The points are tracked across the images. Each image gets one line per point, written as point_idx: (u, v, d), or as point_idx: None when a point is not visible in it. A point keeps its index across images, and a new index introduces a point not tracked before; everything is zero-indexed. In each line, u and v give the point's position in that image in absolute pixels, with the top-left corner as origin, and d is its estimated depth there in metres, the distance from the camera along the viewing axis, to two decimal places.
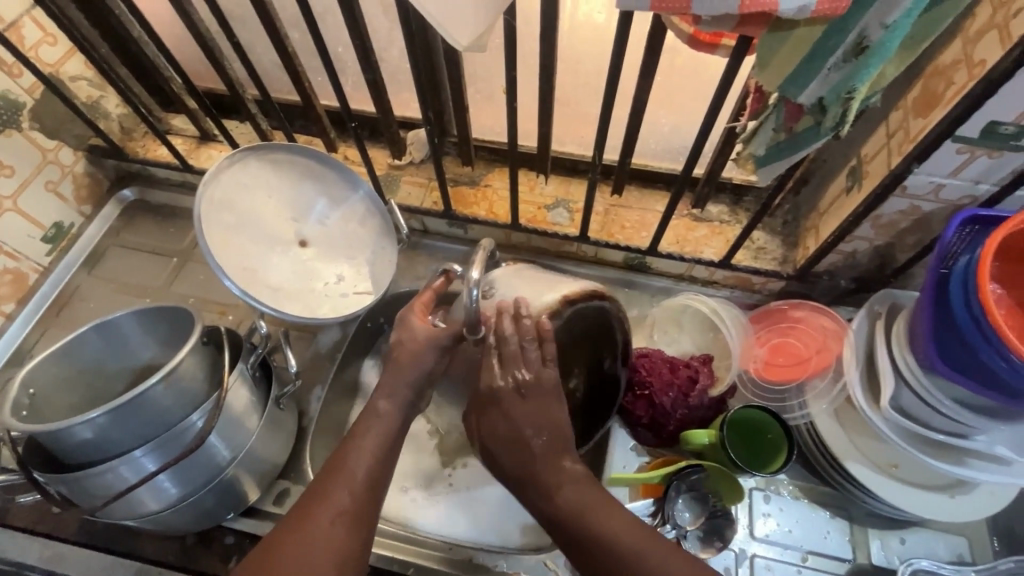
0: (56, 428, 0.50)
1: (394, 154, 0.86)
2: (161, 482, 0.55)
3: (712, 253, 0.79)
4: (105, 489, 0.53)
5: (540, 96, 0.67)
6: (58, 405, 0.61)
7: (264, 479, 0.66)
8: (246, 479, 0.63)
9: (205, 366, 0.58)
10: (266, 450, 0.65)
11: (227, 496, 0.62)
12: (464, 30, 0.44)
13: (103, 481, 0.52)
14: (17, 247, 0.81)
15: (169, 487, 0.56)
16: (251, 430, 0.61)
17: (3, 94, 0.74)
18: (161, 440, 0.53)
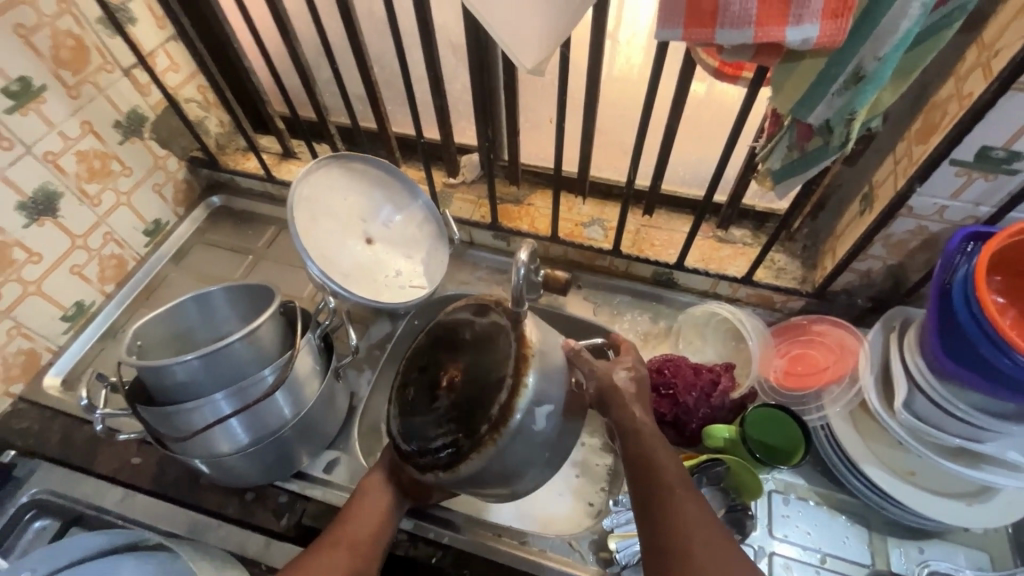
0: (158, 367, 0.59)
1: (449, 174, 0.98)
2: (233, 426, 0.63)
3: (735, 270, 0.86)
4: (189, 426, 0.61)
5: (585, 123, 0.78)
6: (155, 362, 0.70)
7: (319, 444, 0.74)
8: (305, 438, 0.71)
9: (279, 332, 0.67)
10: (324, 417, 0.72)
11: (286, 450, 0.69)
12: (528, 55, 0.55)
13: (188, 418, 0.60)
14: (124, 236, 0.93)
15: (240, 432, 0.64)
16: (311, 392, 0.68)
17: (134, 109, 0.89)
18: (237, 388, 0.61)
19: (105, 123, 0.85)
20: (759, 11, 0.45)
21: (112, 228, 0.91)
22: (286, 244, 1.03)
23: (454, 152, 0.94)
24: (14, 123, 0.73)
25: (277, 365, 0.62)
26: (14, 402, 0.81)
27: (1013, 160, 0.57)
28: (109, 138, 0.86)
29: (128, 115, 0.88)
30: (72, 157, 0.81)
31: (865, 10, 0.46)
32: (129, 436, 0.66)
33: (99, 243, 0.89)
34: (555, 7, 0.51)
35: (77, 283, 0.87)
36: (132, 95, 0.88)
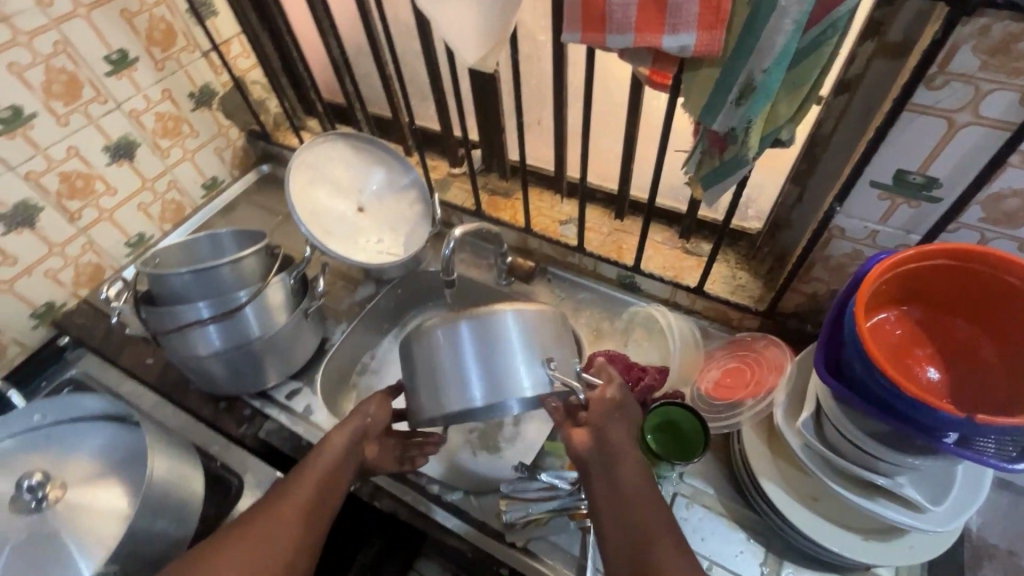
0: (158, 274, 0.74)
1: (451, 164, 1.08)
2: (209, 335, 0.76)
3: (692, 281, 0.88)
4: (175, 328, 0.75)
5: (555, 124, 0.85)
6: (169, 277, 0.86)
7: (284, 372, 0.86)
8: (269, 362, 0.83)
9: (260, 268, 0.81)
10: (289, 348, 0.85)
11: (252, 368, 0.82)
12: (469, 52, 0.64)
13: (175, 321, 0.75)
14: (185, 186, 1.14)
15: (214, 342, 0.77)
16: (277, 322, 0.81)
17: (206, 84, 1.10)
18: (214, 302, 0.75)
19: (182, 93, 1.06)
20: (637, 17, 0.50)
21: (176, 178, 1.11)
22: None
23: (456, 145, 1.05)
24: (111, 84, 0.94)
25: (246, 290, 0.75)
26: (78, 303, 1.02)
27: (930, 187, 0.56)
28: (183, 105, 1.07)
29: (201, 89, 1.09)
30: (151, 117, 1.02)
31: (744, 24, 0.50)
32: (135, 332, 0.82)
33: (163, 188, 1.09)
34: (487, 10, 0.60)
35: (141, 217, 1.08)
36: (206, 73, 1.09)
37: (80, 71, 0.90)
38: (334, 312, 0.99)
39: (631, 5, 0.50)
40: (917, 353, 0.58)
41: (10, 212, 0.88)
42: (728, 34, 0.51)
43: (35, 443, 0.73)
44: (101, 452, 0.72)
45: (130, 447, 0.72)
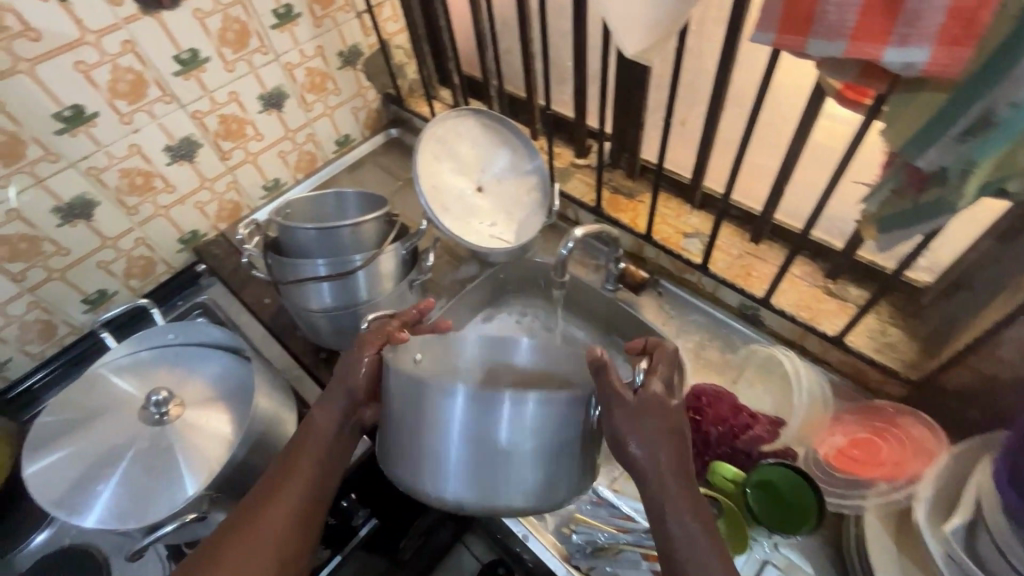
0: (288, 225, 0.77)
1: (576, 154, 1.03)
2: (322, 290, 0.79)
3: (830, 327, 0.77)
4: (294, 277, 0.79)
5: (705, 129, 0.77)
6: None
7: None
8: None
9: (378, 234, 0.82)
10: None
11: (354, 328, 0.84)
12: (632, 42, 0.58)
13: (295, 272, 0.78)
14: (321, 140, 1.19)
15: (325, 297, 0.80)
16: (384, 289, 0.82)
17: (355, 44, 1.13)
18: (333, 260, 0.77)
19: (333, 51, 1.10)
20: (857, 24, 0.42)
21: (314, 132, 1.17)
22: None
23: (586, 135, 1.00)
24: (274, 36, 1.00)
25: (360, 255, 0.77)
26: (217, 235, 1.12)
27: None
28: (331, 62, 1.11)
29: (349, 49, 1.13)
30: (302, 71, 1.07)
31: (1001, 45, 0.40)
32: (260, 275, 0.87)
33: (302, 139, 1.15)
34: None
35: (279, 164, 1.15)
36: (357, 33, 1.12)
37: (251, 22, 0.95)
38: (436, 286, 0.99)
39: (852, 8, 0.41)
40: None
41: (176, 145, 0.97)
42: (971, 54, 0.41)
43: (166, 358, 0.81)
44: (215, 379, 0.78)
45: (241, 380, 0.78)
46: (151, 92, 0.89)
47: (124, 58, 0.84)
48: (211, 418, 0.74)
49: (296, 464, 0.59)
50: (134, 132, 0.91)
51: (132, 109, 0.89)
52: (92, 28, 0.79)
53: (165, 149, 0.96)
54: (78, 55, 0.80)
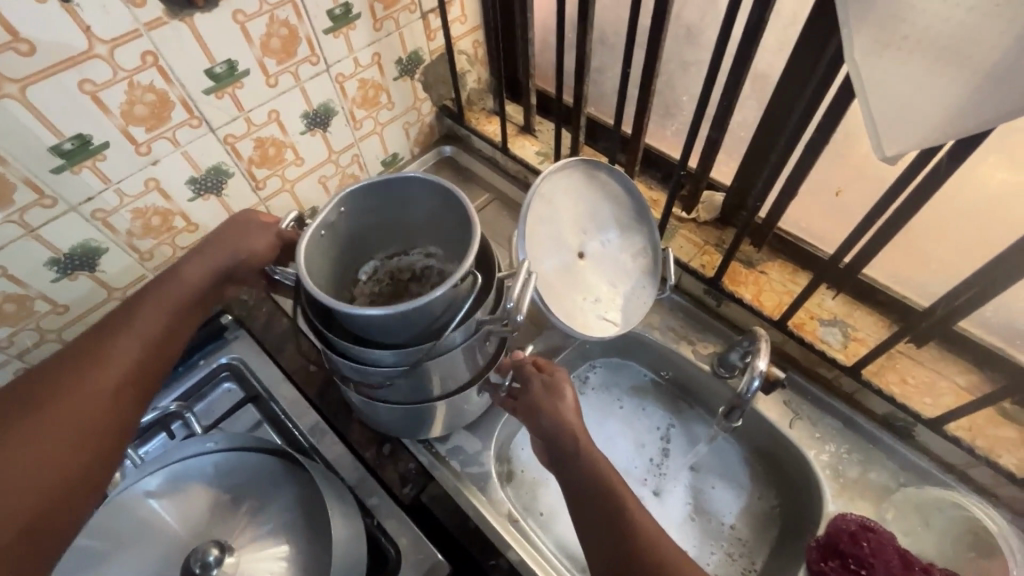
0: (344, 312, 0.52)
1: (683, 207, 0.88)
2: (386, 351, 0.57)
3: (1013, 462, 0.65)
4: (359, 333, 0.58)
5: (893, 219, 0.62)
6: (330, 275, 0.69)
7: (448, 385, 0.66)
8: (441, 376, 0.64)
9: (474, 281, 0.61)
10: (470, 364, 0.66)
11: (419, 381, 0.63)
12: (896, 141, 0.43)
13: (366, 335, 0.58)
14: (367, 161, 1.00)
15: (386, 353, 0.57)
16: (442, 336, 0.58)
17: (416, 50, 0.93)
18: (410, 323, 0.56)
19: (391, 58, 0.90)
20: None
21: (360, 153, 0.98)
22: (494, 216, 1.03)
23: (701, 187, 0.84)
24: (327, 42, 0.80)
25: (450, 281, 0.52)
26: None
27: None
28: (388, 72, 0.91)
29: (409, 56, 0.93)
30: (355, 83, 0.88)
31: None
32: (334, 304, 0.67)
33: (346, 162, 0.96)
34: (980, 96, 0.38)
35: (318, 191, 0.96)
36: (420, 37, 0.92)
37: (301, 25, 0.75)
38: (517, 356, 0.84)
39: None
40: None
41: (202, 177, 0.77)
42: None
43: (208, 473, 0.67)
44: (274, 511, 0.65)
45: (309, 517, 0.64)
46: (175, 114, 0.70)
47: (144, 74, 0.64)
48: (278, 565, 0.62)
49: (136, 312, 0.59)
50: (152, 164, 0.71)
51: (150, 136, 0.69)
52: (103, 36, 0.59)
53: (188, 182, 0.76)
54: (84, 71, 0.60)
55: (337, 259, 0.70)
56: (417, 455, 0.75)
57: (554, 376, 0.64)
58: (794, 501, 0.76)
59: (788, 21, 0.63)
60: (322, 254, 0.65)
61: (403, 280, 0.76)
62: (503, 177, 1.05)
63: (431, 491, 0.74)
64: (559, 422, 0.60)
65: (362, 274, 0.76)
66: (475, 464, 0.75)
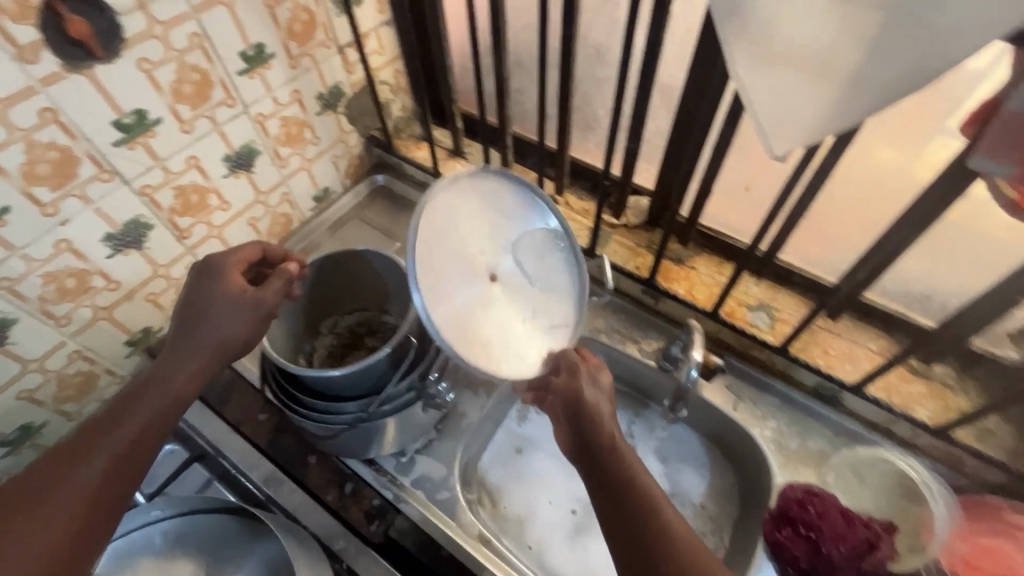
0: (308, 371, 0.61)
1: (612, 213, 0.92)
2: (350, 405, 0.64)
3: (925, 415, 0.72)
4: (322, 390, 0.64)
5: (796, 208, 0.68)
6: (289, 343, 0.74)
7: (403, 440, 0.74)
8: (399, 429, 0.71)
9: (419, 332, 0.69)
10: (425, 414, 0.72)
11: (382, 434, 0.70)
12: (781, 142, 0.48)
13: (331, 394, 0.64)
14: (297, 198, 0.99)
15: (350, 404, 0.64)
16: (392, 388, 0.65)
17: (337, 84, 0.93)
18: (366, 370, 0.63)
19: (311, 94, 0.90)
20: None
21: (289, 190, 0.96)
22: None
23: (626, 194, 0.88)
24: (242, 84, 0.78)
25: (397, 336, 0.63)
26: None
27: None
28: (309, 108, 0.91)
29: (330, 89, 0.93)
30: (276, 121, 0.86)
31: None
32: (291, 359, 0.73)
33: (276, 201, 0.95)
34: (841, 98, 0.43)
35: (248, 233, 0.93)
36: (339, 71, 0.92)
37: (213, 69, 0.74)
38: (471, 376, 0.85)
39: None
40: None
41: (119, 233, 0.74)
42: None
43: (156, 544, 0.65)
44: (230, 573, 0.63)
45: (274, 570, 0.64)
46: (83, 170, 0.66)
47: (44, 132, 0.61)
48: None
49: (141, 395, 0.57)
50: (61, 225, 0.67)
51: (57, 196, 0.65)
52: None
53: (104, 239, 0.73)
54: None
55: (298, 321, 0.74)
56: (380, 490, 0.74)
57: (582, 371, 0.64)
58: (749, 478, 0.81)
59: (682, 37, 0.69)
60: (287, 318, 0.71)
61: (352, 343, 0.78)
62: None
63: (398, 525, 0.72)
64: (596, 427, 0.60)
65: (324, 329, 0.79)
66: (439, 489, 0.75)
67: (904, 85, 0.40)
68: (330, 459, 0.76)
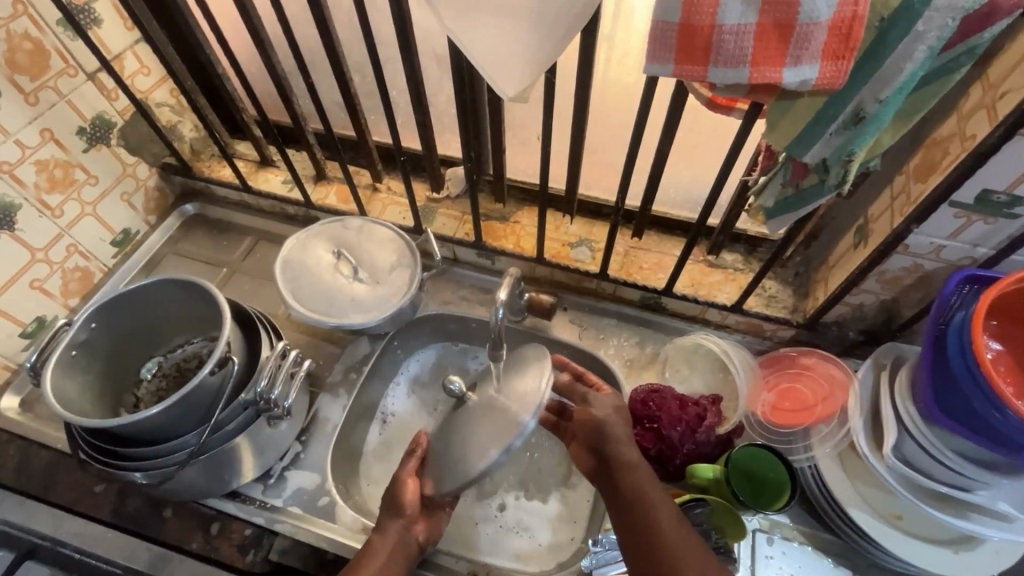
0: (116, 423, 0.56)
1: (433, 188, 0.94)
2: (185, 440, 0.60)
3: (725, 297, 0.83)
4: (146, 434, 0.59)
5: (574, 145, 0.74)
6: (102, 399, 0.67)
7: (262, 463, 0.71)
8: (249, 451, 0.68)
9: (243, 342, 0.66)
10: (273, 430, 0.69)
11: (230, 461, 0.66)
12: (511, 82, 0.51)
13: (159, 434, 0.60)
14: (89, 248, 0.89)
15: (188, 438, 0.60)
16: (224, 410, 0.62)
17: (99, 114, 0.84)
18: (186, 400, 0.59)
19: (68, 130, 0.81)
20: (755, 49, 0.42)
21: (76, 240, 0.86)
22: (264, 257, 0.99)
23: (438, 166, 0.91)
24: None
25: (214, 357, 0.59)
26: None
27: (1014, 205, 0.54)
28: (71, 146, 0.81)
29: (93, 122, 0.84)
30: (30, 167, 0.77)
31: (867, 50, 0.43)
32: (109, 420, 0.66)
33: (61, 256, 0.84)
34: (538, 32, 0.47)
35: (37, 298, 0.82)
36: (97, 100, 0.84)
37: None
38: (328, 379, 0.83)
39: (748, 34, 0.41)
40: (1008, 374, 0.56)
41: None
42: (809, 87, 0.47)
43: None
44: None
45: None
46: None
47: None
48: None
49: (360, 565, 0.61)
50: None
51: None
52: None
53: None
54: None
55: (105, 374, 0.68)
56: (251, 518, 0.71)
57: (606, 404, 0.66)
58: None
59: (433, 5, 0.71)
60: (82, 375, 0.64)
61: (179, 378, 0.73)
62: (261, 216, 1.02)
63: (278, 546, 0.70)
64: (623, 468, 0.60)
65: (146, 373, 0.73)
66: (314, 498, 0.73)
67: (576, 9, 0.46)
68: (188, 505, 0.71)
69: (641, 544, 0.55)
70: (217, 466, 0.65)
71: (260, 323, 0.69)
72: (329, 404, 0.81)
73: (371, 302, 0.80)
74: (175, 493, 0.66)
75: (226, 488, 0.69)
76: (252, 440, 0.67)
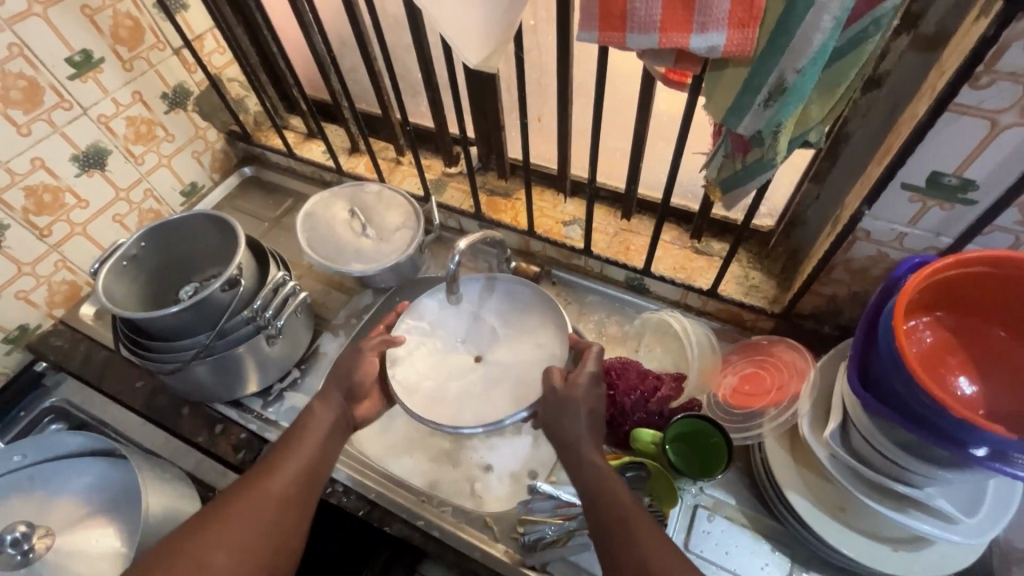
0: (140, 316, 0.69)
1: (447, 164, 1.03)
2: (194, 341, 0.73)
3: (704, 282, 0.85)
4: (166, 332, 0.72)
5: (560, 124, 0.80)
6: (144, 305, 0.82)
7: (262, 379, 0.83)
8: (251, 365, 0.79)
9: (252, 270, 0.78)
10: (273, 351, 0.81)
11: (233, 370, 0.78)
12: (473, 52, 0.59)
13: (176, 333, 0.73)
14: (163, 194, 1.06)
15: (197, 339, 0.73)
16: (229, 321, 0.74)
17: (180, 84, 1.02)
18: (197, 308, 0.71)
19: (154, 95, 0.99)
20: (663, 16, 0.46)
21: (153, 186, 1.04)
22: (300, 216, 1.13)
23: (451, 143, 1.00)
24: (75, 87, 0.87)
25: (224, 276, 0.71)
26: (54, 324, 0.96)
27: (966, 188, 0.53)
28: (155, 107, 0.99)
29: (174, 89, 1.01)
30: (121, 121, 0.95)
31: (778, 22, 0.45)
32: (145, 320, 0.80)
33: (140, 197, 1.02)
34: (493, 6, 0.55)
35: (116, 230, 1.01)
36: (179, 71, 1.01)
37: (40, 75, 0.82)
38: (333, 322, 0.94)
39: (656, 2, 0.46)
40: (949, 361, 0.55)
41: None
42: (761, 29, 0.47)
43: (24, 484, 0.74)
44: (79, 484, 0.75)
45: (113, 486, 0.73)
46: None
47: None
48: (103, 539, 0.72)
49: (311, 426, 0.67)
50: None
51: None
52: None
53: None
54: None
55: (148, 286, 0.83)
56: (247, 424, 0.83)
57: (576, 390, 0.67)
58: None
59: None
60: (129, 282, 0.80)
61: None
62: (303, 181, 1.16)
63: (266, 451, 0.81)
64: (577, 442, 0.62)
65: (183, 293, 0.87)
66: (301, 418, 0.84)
67: None
68: (201, 407, 0.84)
69: (601, 523, 0.56)
70: (221, 373, 0.77)
71: (270, 259, 0.80)
72: (331, 341, 0.92)
73: (372, 255, 0.91)
74: (188, 390, 0.79)
75: (229, 395, 0.81)
76: (253, 356, 0.78)
